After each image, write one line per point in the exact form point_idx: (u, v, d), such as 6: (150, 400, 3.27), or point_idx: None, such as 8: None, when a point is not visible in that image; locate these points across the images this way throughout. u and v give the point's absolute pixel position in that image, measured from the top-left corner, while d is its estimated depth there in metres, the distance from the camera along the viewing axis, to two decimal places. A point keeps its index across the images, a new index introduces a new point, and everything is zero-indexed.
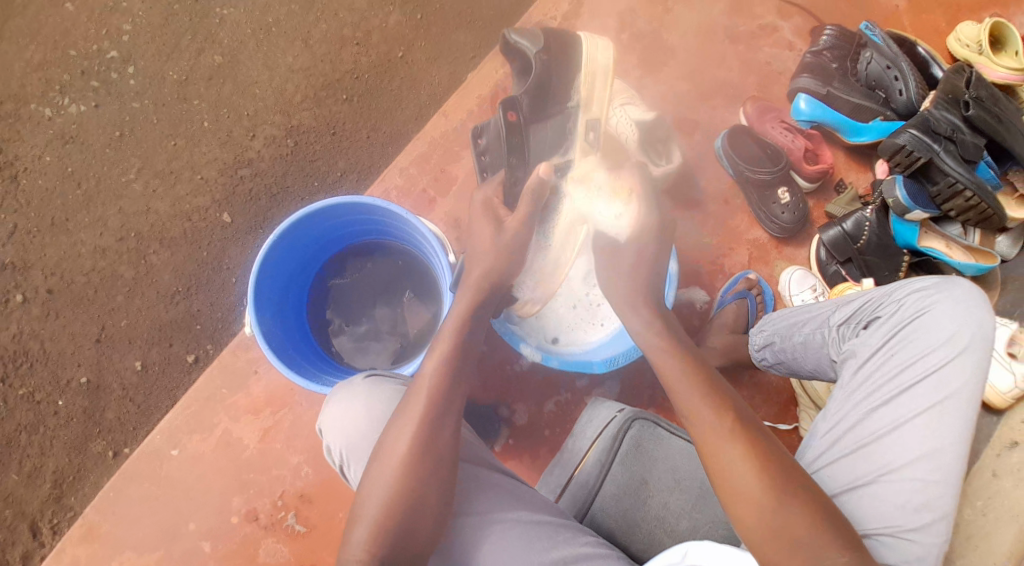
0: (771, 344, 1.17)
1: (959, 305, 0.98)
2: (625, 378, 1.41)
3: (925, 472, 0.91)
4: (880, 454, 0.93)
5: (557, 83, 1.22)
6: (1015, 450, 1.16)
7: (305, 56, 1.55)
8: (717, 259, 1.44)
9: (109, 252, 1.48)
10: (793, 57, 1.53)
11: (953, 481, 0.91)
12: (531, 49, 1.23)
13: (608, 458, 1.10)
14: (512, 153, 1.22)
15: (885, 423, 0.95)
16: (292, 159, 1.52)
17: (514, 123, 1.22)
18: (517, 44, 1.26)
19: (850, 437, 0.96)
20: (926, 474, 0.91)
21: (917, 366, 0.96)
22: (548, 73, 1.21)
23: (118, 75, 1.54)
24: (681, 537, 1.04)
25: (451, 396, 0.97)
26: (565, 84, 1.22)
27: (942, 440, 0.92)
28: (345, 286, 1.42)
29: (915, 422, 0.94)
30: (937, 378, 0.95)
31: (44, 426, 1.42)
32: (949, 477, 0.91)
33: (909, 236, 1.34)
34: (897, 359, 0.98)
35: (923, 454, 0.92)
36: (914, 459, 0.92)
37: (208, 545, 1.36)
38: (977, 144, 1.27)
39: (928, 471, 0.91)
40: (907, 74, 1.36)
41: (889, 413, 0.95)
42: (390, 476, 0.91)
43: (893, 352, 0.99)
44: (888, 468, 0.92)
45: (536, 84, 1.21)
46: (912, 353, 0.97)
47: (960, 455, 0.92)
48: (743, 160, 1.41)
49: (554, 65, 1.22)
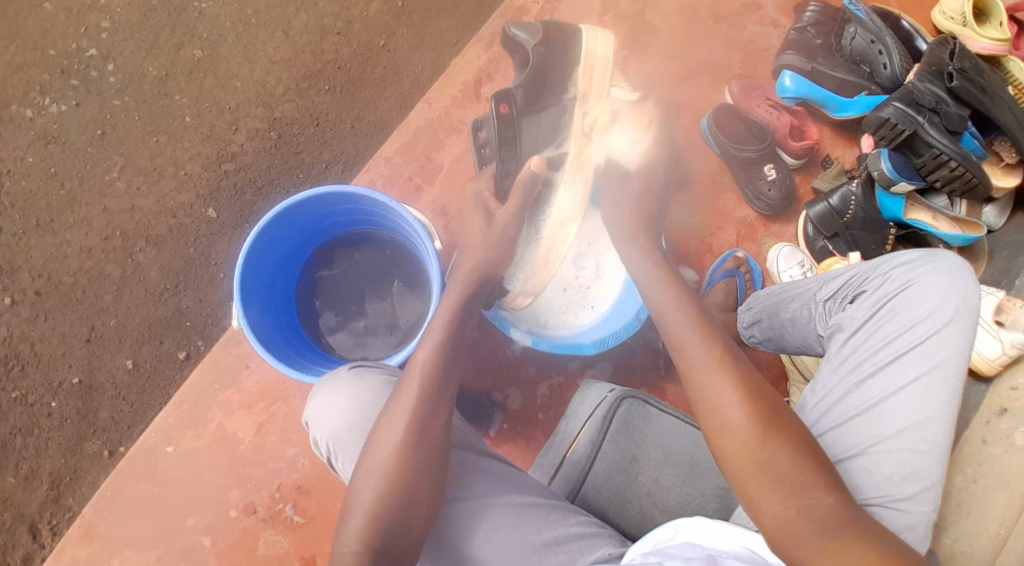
0: (760, 321, 1.17)
1: (945, 277, 0.98)
2: (617, 360, 1.41)
3: (912, 442, 0.92)
4: (867, 426, 0.94)
5: (554, 78, 1.22)
6: (1003, 417, 1.17)
7: (286, 47, 1.54)
8: (706, 238, 1.43)
9: (96, 252, 1.48)
10: (776, 33, 1.52)
11: (939, 450, 0.91)
12: (529, 42, 1.24)
13: (599, 438, 1.10)
14: (504, 147, 1.25)
15: (872, 395, 0.95)
16: (277, 151, 1.51)
17: (507, 115, 1.24)
18: (517, 38, 1.29)
19: (838, 410, 0.97)
20: (914, 444, 0.92)
21: (903, 338, 0.97)
22: (542, 68, 1.22)
23: (98, 72, 1.52)
24: (672, 513, 1.05)
25: (441, 388, 0.97)
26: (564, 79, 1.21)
27: (929, 411, 0.93)
28: (334, 278, 1.42)
29: (902, 393, 0.94)
30: (923, 349, 0.95)
31: (38, 428, 1.42)
32: (936, 447, 0.92)
33: (895, 209, 1.33)
34: (883, 332, 0.98)
35: (911, 425, 0.92)
36: (902, 429, 0.92)
37: (206, 539, 1.36)
38: (961, 115, 1.26)
39: (915, 442, 0.92)
40: (891, 47, 1.35)
41: (876, 385, 0.96)
42: (383, 468, 0.91)
43: (878, 325, 0.99)
44: (876, 439, 0.93)
45: (533, 75, 1.21)
46: (899, 326, 0.98)
47: (947, 425, 0.92)
48: (728, 139, 1.40)
49: (554, 58, 1.22)
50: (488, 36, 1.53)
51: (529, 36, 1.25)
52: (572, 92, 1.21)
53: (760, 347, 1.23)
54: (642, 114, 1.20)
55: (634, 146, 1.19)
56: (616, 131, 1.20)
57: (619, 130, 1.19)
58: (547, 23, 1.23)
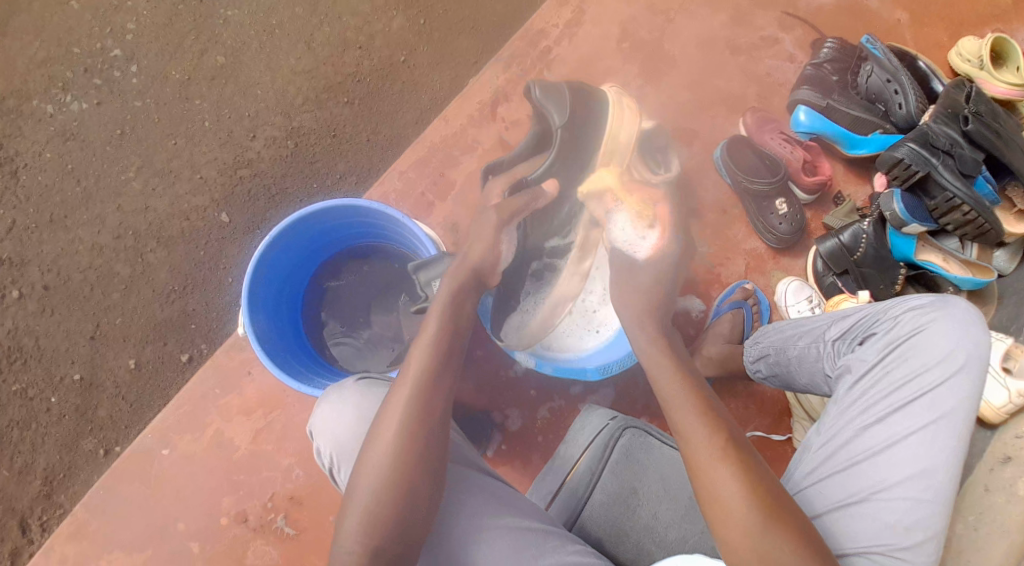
0: (767, 356, 1.17)
1: (956, 324, 0.97)
2: (619, 386, 1.40)
3: (918, 491, 0.91)
4: (873, 472, 0.93)
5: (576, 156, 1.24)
6: (1007, 465, 1.15)
7: (307, 58, 1.56)
8: (714, 268, 1.44)
9: (107, 249, 1.48)
10: (792, 68, 1.53)
11: (944, 499, 0.90)
12: (556, 121, 1.22)
13: (599, 466, 1.09)
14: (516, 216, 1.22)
15: (879, 440, 0.94)
16: (292, 160, 1.52)
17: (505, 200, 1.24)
18: (539, 99, 1.23)
19: (843, 453, 0.96)
20: (919, 493, 0.91)
21: (912, 384, 0.96)
22: (567, 148, 1.23)
23: (121, 73, 1.54)
24: (670, 548, 1.03)
25: (437, 385, 0.97)
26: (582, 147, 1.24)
27: (936, 460, 0.91)
28: (341, 289, 1.42)
29: (909, 440, 0.93)
30: (931, 397, 0.94)
31: (36, 422, 1.42)
32: (942, 496, 0.90)
33: (906, 249, 1.33)
34: (892, 377, 0.98)
35: (917, 473, 0.91)
36: (908, 477, 0.91)
37: (196, 545, 1.35)
38: (975, 159, 1.27)
39: (920, 491, 0.91)
40: (907, 87, 1.36)
41: (883, 430, 0.95)
42: (379, 466, 0.91)
43: (887, 369, 0.98)
44: (880, 486, 0.92)
45: (560, 159, 1.23)
46: (908, 371, 0.97)
47: (954, 476, 0.91)
48: (742, 170, 1.41)
49: (575, 137, 1.23)
50: (507, 58, 1.54)
51: (554, 113, 1.22)
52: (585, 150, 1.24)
53: (765, 382, 1.22)
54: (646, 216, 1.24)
55: (640, 243, 1.22)
56: (624, 227, 1.24)
57: (624, 227, 1.24)
58: (569, 85, 1.24)
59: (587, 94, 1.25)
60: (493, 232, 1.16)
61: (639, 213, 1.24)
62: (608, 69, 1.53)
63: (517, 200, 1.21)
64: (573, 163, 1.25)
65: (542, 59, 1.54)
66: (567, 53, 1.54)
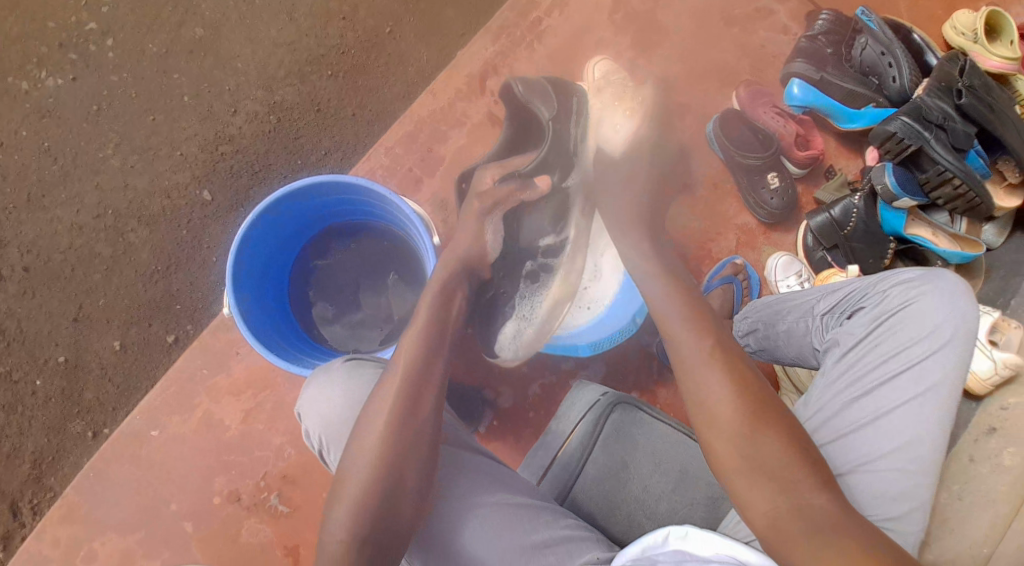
0: (756, 330, 1.17)
1: (943, 297, 0.98)
2: (610, 362, 1.40)
3: (904, 462, 0.92)
4: (859, 444, 0.94)
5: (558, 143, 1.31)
6: (992, 436, 1.16)
7: (289, 30, 1.51)
8: (705, 243, 1.43)
9: (86, 229, 1.45)
10: (786, 40, 1.51)
11: (930, 471, 0.91)
12: (544, 114, 1.32)
13: (591, 442, 1.10)
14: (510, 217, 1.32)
15: (867, 413, 0.95)
16: (276, 136, 1.49)
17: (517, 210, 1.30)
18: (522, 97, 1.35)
19: (831, 426, 0.96)
20: (906, 464, 0.91)
21: (901, 357, 0.96)
22: (557, 143, 1.31)
23: (97, 48, 1.49)
24: (660, 520, 1.03)
25: (428, 374, 0.97)
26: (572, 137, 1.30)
27: (923, 431, 0.92)
28: (329, 268, 1.40)
29: (897, 412, 0.94)
30: (918, 369, 0.95)
31: (22, 405, 1.41)
32: (928, 468, 0.92)
33: (895, 223, 1.33)
34: (880, 350, 0.98)
35: (903, 445, 0.92)
36: (895, 449, 0.92)
37: (189, 525, 1.35)
38: (968, 133, 1.26)
39: (906, 463, 0.92)
40: (901, 60, 1.35)
41: (870, 403, 0.95)
42: (371, 453, 0.91)
43: (876, 342, 0.99)
44: (867, 458, 0.93)
45: (552, 148, 1.31)
46: (896, 344, 0.97)
47: (939, 448, 0.92)
48: (734, 145, 1.40)
49: (566, 128, 1.32)
50: (496, 28, 1.51)
51: (542, 107, 1.33)
52: (573, 132, 1.32)
53: (754, 357, 1.22)
54: (631, 96, 1.31)
55: (616, 132, 1.28)
56: (606, 119, 1.29)
57: (607, 119, 1.29)
58: (551, 80, 1.35)
59: (567, 87, 1.34)
60: (477, 221, 1.21)
61: (619, 100, 1.30)
62: (599, 40, 1.51)
63: (502, 188, 1.24)
64: (563, 157, 1.32)
65: (533, 29, 1.51)
66: (558, 24, 1.51)
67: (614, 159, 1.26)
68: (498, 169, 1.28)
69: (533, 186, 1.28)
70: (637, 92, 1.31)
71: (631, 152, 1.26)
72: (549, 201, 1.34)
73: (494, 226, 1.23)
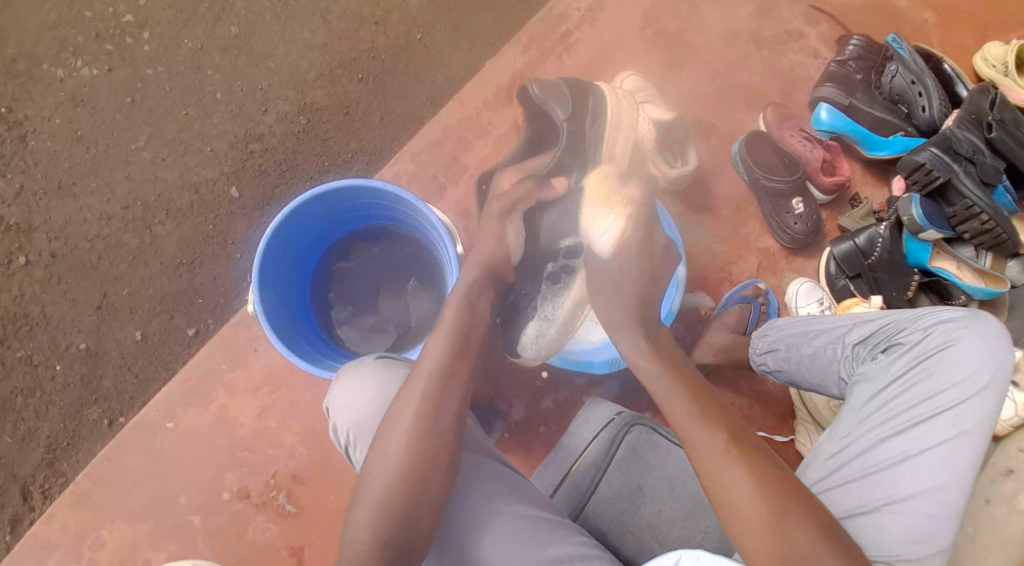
0: (776, 351, 1.15)
1: (984, 344, 0.97)
2: (624, 379, 1.40)
3: (931, 506, 0.91)
4: (887, 484, 0.93)
5: (575, 157, 1.24)
6: (1009, 478, 1.11)
7: (322, 32, 1.53)
8: (726, 265, 1.43)
9: (114, 219, 1.47)
10: (817, 65, 1.51)
11: (955, 516, 0.91)
12: (559, 116, 1.24)
13: (604, 462, 1.10)
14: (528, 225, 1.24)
15: (896, 452, 0.94)
16: (304, 136, 1.50)
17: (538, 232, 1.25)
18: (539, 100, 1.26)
19: (859, 462, 0.96)
20: (932, 508, 0.91)
21: (935, 400, 0.95)
22: (573, 146, 1.23)
23: (132, 39, 1.51)
24: (671, 545, 1.03)
25: (454, 378, 0.98)
26: (591, 139, 1.24)
27: (952, 477, 0.92)
28: (349, 270, 1.41)
29: (927, 454, 0.93)
30: (952, 414, 0.94)
31: (40, 390, 1.42)
32: (953, 513, 0.91)
33: (920, 255, 1.33)
34: (914, 390, 0.97)
35: (931, 487, 0.91)
36: (922, 492, 0.91)
37: (198, 519, 1.36)
38: (996, 167, 1.27)
39: (932, 506, 0.91)
40: (932, 91, 1.35)
41: (901, 443, 0.94)
42: (395, 457, 0.91)
43: (910, 381, 0.98)
44: (894, 499, 0.92)
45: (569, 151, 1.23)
46: (931, 386, 0.96)
47: (965, 494, 0.92)
48: (760, 168, 1.41)
49: (582, 130, 1.24)
50: (526, 40, 1.51)
51: (558, 108, 1.24)
52: (588, 130, 1.24)
53: (768, 376, 1.20)
54: (620, 196, 1.19)
55: (605, 234, 1.18)
56: (594, 219, 1.19)
57: (595, 216, 1.19)
58: (567, 82, 1.27)
59: (586, 88, 1.26)
60: (498, 223, 1.15)
61: (607, 200, 1.19)
62: (628, 57, 1.51)
63: (520, 187, 1.18)
64: (580, 160, 1.24)
65: (562, 42, 1.51)
66: (588, 38, 1.51)
67: (604, 262, 1.17)
68: (515, 172, 1.24)
69: (550, 187, 1.20)
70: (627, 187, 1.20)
71: (620, 254, 1.15)
72: (562, 206, 1.24)
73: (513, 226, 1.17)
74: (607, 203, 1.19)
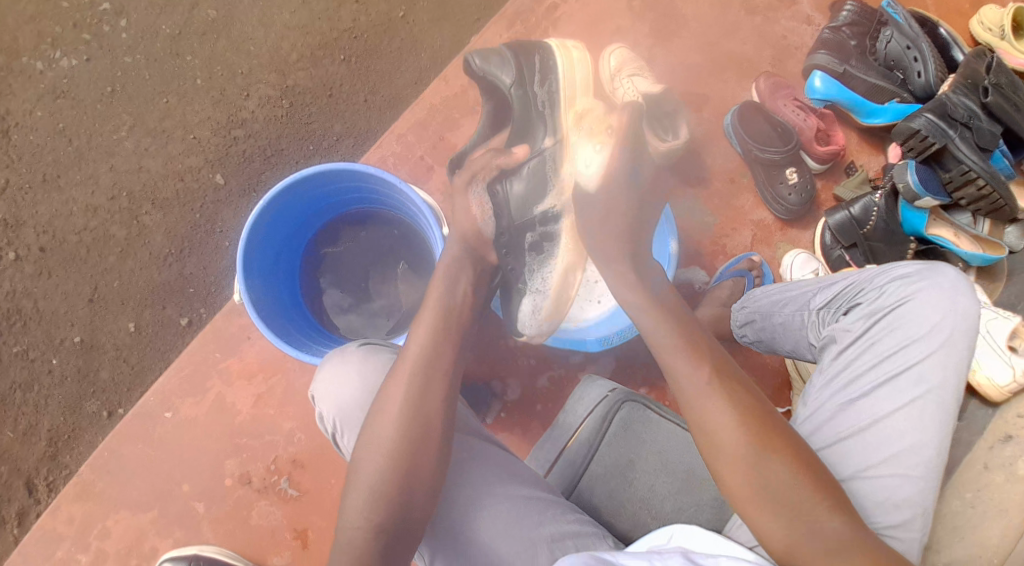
0: (753, 322, 1.14)
1: (941, 293, 0.95)
2: (619, 355, 1.39)
3: (905, 467, 0.90)
4: (858, 449, 0.92)
5: (527, 119, 1.16)
6: (1007, 444, 1.10)
7: (303, 13, 1.50)
8: (719, 239, 1.41)
9: (101, 211, 1.46)
10: (809, 31, 1.48)
11: (931, 474, 0.89)
12: (505, 81, 1.17)
13: (597, 439, 1.09)
14: None
15: (865, 416, 0.93)
16: (288, 121, 1.48)
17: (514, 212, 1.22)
18: (479, 66, 1.19)
19: (829, 429, 0.94)
20: (907, 469, 0.90)
21: (899, 358, 0.94)
22: (524, 109, 1.16)
23: (110, 27, 1.49)
24: (666, 520, 1.03)
25: (438, 363, 0.96)
26: (543, 100, 1.15)
27: (923, 434, 0.90)
28: (338, 255, 1.40)
29: (896, 415, 0.92)
30: (917, 370, 0.93)
31: (37, 384, 1.42)
32: (929, 471, 0.90)
33: (917, 223, 1.29)
34: (877, 349, 0.96)
35: (904, 448, 0.90)
36: (895, 453, 0.90)
37: (201, 505, 1.36)
38: (992, 132, 1.23)
39: (907, 467, 0.89)
40: (927, 55, 1.32)
41: (869, 407, 0.93)
42: (386, 442, 0.91)
43: (873, 341, 0.96)
44: (867, 464, 0.91)
45: (521, 115, 1.16)
46: (894, 343, 0.95)
47: (940, 450, 0.90)
48: (752, 138, 1.37)
49: (530, 92, 1.15)
50: (511, 14, 1.48)
51: (503, 73, 1.17)
52: (539, 92, 1.15)
53: (752, 347, 1.19)
54: (603, 125, 1.10)
55: (592, 164, 1.09)
56: (580, 151, 1.10)
57: (581, 148, 1.10)
58: (511, 44, 1.19)
59: (533, 44, 1.18)
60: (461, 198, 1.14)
61: (591, 130, 1.10)
62: (615, 29, 1.48)
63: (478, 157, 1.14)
64: (537, 121, 1.15)
65: (547, 16, 1.48)
66: (574, 10, 1.48)
67: (591, 199, 1.09)
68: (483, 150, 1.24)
69: (509, 154, 1.14)
70: (608, 116, 1.10)
71: (609, 190, 1.08)
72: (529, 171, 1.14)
73: (477, 200, 1.13)
74: (592, 127, 1.10)
